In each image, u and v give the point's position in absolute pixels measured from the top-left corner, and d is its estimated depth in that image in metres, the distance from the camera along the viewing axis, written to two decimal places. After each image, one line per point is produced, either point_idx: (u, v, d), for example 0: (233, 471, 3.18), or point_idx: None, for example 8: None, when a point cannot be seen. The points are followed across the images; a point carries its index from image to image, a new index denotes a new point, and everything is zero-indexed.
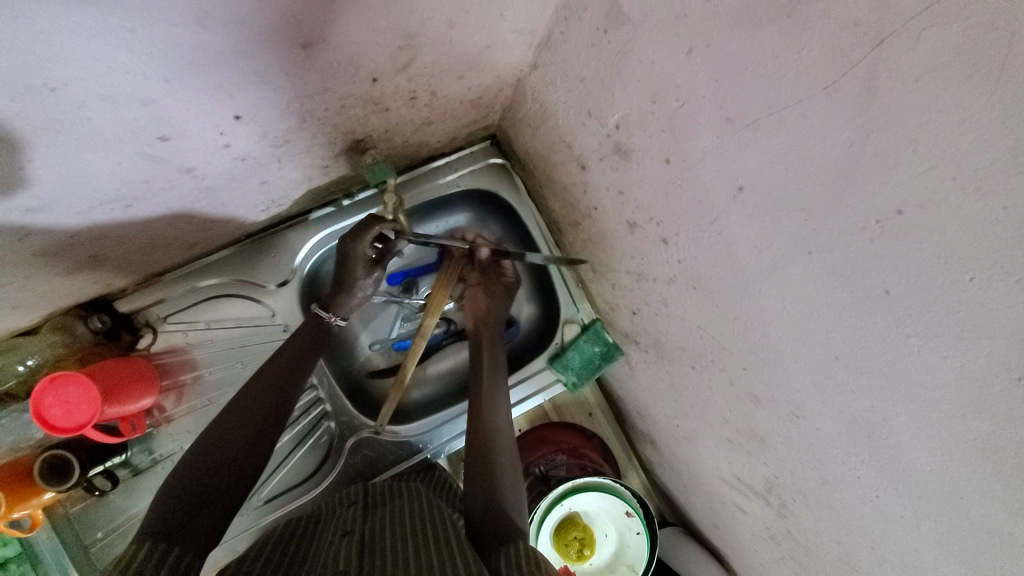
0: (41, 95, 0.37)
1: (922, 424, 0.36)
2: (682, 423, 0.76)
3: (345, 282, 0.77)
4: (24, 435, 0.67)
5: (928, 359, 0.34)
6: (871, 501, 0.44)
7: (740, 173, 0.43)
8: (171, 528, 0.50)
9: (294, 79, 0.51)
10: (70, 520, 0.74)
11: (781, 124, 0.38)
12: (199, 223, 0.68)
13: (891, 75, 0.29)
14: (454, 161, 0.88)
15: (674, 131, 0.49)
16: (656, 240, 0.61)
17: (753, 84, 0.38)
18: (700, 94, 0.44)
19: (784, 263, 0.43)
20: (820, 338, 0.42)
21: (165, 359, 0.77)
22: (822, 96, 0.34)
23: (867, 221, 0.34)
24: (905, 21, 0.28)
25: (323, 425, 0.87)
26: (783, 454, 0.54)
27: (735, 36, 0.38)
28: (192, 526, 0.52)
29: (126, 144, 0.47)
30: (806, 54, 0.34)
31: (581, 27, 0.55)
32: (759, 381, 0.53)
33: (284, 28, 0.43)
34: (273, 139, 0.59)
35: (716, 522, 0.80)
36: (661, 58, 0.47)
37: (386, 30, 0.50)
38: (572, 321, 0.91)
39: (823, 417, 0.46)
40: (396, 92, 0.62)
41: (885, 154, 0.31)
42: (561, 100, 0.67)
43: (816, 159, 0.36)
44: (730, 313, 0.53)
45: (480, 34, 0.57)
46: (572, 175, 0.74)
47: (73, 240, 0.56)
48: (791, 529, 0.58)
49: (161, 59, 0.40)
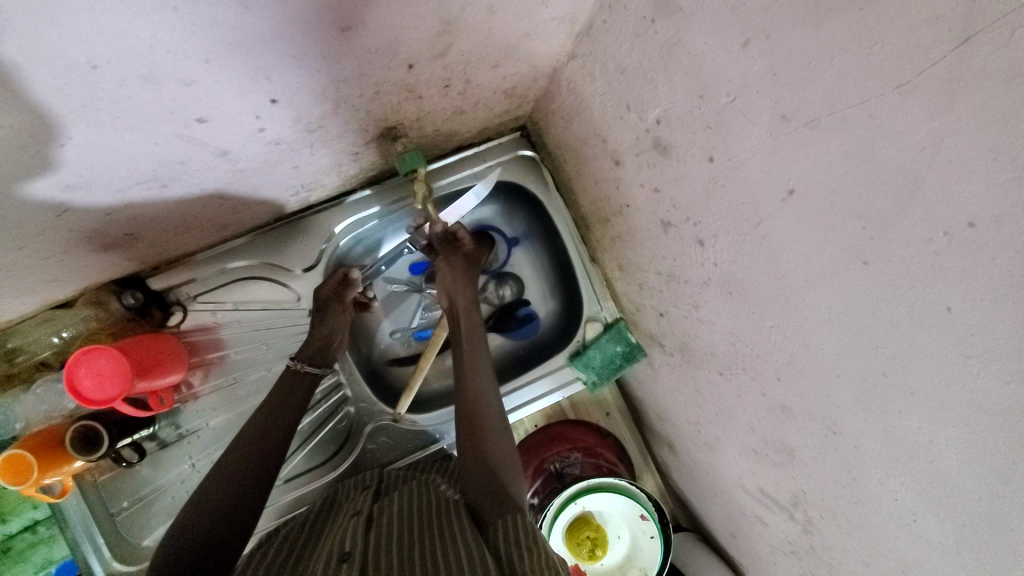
0: (84, 73, 0.37)
1: (975, 450, 0.34)
2: (705, 429, 0.74)
3: (328, 301, 0.78)
4: (57, 405, 0.70)
5: (988, 383, 0.31)
6: (907, 525, 0.42)
7: (791, 175, 0.41)
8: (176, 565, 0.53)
9: (330, 63, 0.50)
10: (99, 488, 0.77)
11: (843, 124, 0.35)
12: (230, 205, 0.68)
13: (974, 76, 0.27)
14: (483, 151, 0.87)
15: (721, 129, 0.47)
16: (691, 242, 0.59)
17: (815, 80, 0.36)
18: (753, 90, 0.42)
19: (834, 272, 0.40)
20: (869, 354, 0.40)
21: (194, 337, 0.80)
22: (894, 95, 0.31)
23: (933, 232, 0.32)
24: (993, 20, 0.26)
25: (343, 409, 0.89)
26: (815, 469, 0.52)
27: (798, 28, 0.36)
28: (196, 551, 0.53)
29: (164, 125, 0.47)
30: (878, 50, 0.31)
31: (626, 15, 0.53)
32: (794, 393, 0.51)
33: (325, 10, 0.42)
34: (307, 123, 0.59)
35: (733, 532, 0.78)
36: (712, 50, 0.45)
37: (426, 15, 0.48)
38: (595, 319, 0.89)
39: (863, 434, 0.43)
40: (431, 80, 0.61)
41: (960, 162, 0.29)
42: (598, 92, 0.65)
43: (881, 164, 0.34)
44: (768, 321, 0.51)
45: (521, 21, 0.56)
46: (605, 170, 0.72)
47: (111, 218, 0.57)
48: (816, 546, 0.56)
49: (203, 40, 0.39)
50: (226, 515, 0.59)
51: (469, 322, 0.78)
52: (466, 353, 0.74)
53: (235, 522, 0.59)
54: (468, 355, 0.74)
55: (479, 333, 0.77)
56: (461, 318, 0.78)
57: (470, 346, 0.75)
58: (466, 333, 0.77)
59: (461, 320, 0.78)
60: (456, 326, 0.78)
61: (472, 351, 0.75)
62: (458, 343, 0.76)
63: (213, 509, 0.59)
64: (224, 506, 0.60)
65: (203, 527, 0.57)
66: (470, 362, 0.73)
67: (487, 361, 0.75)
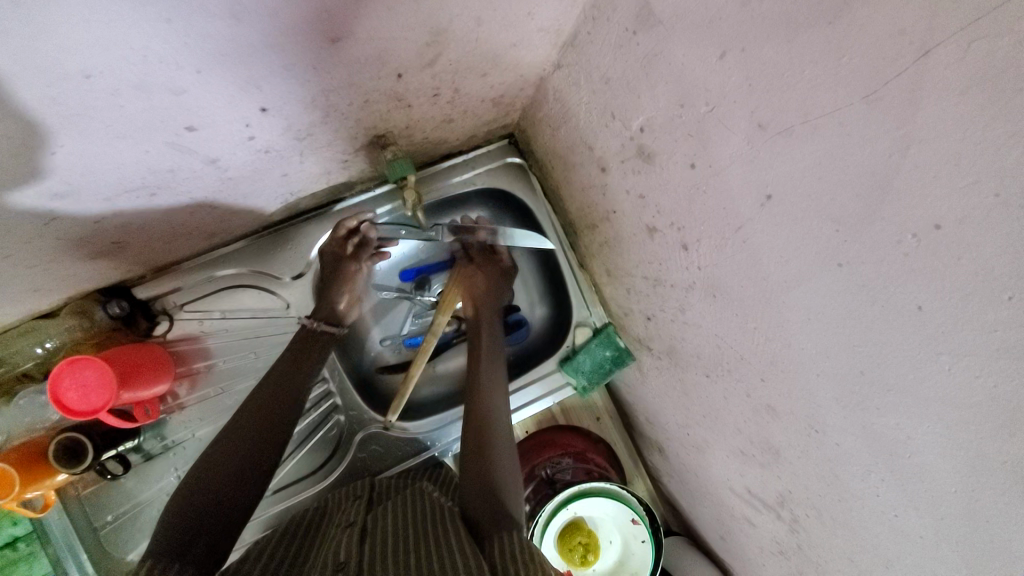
0: (75, 82, 0.37)
1: (949, 444, 0.35)
2: (694, 432, 0.75)
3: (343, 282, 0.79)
4: (40, 417, 0.68)
5: (958, 378, 0.33)
6: (889, 520, 0.43)
7: (769, 181, 0.43)
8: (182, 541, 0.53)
9: (320, 73, 0.51)
10: (82, 502, 0.76)
11: (816, 132, 0.37)
12: (218, 213, 0.68)
13: (937, 86, 0.29)
14: (472, 159, 0.88)
15: (701, 137, 0.49)
16: (676, 246, 0.61)
17: (789, 90, 0.38)
18: (731, 99, 0.44)
19: (810, 274, 0.42)
20: (846, 353, 0.41)
21: (181, 346, 0.79)
22: (862, 104, 0.33)
23: (902, 235, 0.33)
24: (953, 32, 0.27)
25: (333, 418, 0.88)
26: (800, 468, 0.53)
27: (771, 41, 0.38)
28: (200, 540, 0.54)
29: (154, 134, 0.47)
30: (846, 61, 0.33)
31: (609, 27, 0.55)
32: (777, 393, 0.52)
33: (317, 22, 0.43)
34: (296, 132, 0.59)
35: (723, 533, 0.79)
36: (691, 62, 0.46)
37: (415, 27, 0.50)
38: (584, 324, 0.90)
39: (845, 432, 0.45)
40: (420, 89, 0.62)
41: (926, 168, 0.31)
42: (583, 101, 0.66)
43: (852, 168, 0.35)
44: (751, 323, 0.52)
45: (508, 32, 0.57)
46: (592, 177, 0.74)
47: (98, 226, 0.57)
48: (803, 545, 0.57)
49: (194, 50, 0.40)
50: (224, 511, 0.58)
51: (486, 330, 0.82)
52: (484, 364, 0.77)
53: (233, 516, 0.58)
54: (489, 360, 0.77)
55: (496, 343, 0.81)
56: (484, 327, 0.82)
57: (489, 355, 0.79)
58: (488, 343, 0.81)
59: (484, 330, 0.82)
60: (478, 335, 0.82)
61: (490, 362, 0.78)
62: (477, 350, 0.80)
63: (199, 507, 0.57)
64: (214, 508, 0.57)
65: (198, 522, 0.55)
66: (487, 373, 0.76)
67: (501, 371, 0.77)
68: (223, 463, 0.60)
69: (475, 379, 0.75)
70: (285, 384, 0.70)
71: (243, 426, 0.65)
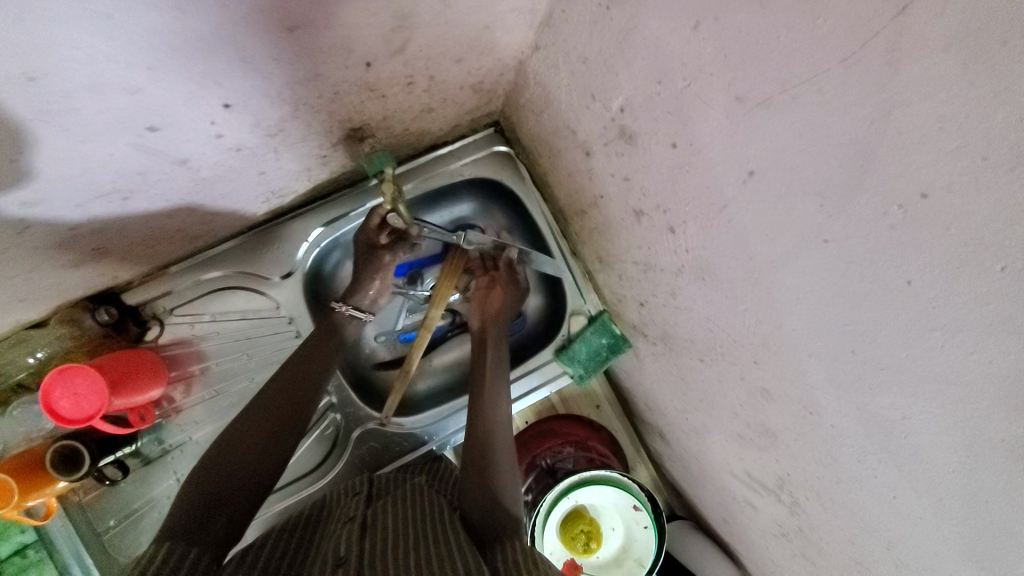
0: (23, 85, 0.36)
1: (946, 423, 0.34)
2: (692, 417, 0.74)
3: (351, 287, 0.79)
4: (35, 425, 0.69)
5: (952, 355, 0.31)
6: (889, 501, 0.42)
7: (750, 156, 0.41)
8: (193, 529, 0.52)
9: (284, 65, 0.49)
10: (84, 508, 0.76)
11: (796, 102, 0.35)
12: (199, 215, 0.67)
13: (915, 44, 0.27)
14: (458, 149, 0.86)
15: (681, 114, 0.47)
16: (663, 229, 0.59)
17: (764, 59, 0.36)
18: (708, 72, 0.42)
19: (797, 251, 0.40)
20: (837, 332, 0.40)
21: (172, 350, 0.78)
22: (840, 68, 0.31)
23: (887, 207, 0.31)
24: None
25: (329, 416, 0.87)
26: (797, 451, 0.51)
27: (744, 7, 0.36)
28: None
29: (116, 135, 0.46)
30: (823, 22, 0.31)
31: (582, 3, 0.53)
32: (770, 375, 0.51)
33: (272, 10, 0.42)
34: (266, 128, 0.58)
35: (726, 517, 0.78)
36: (666, 35, 0.44)
37: (378, 11, 0.48)
38: (579, 312, 0.89)
39: (839, 414, 0.43)
40: (393, 77, 0.60)
41: (909, 133, 0.29)
42: (563, 83, 0.64)
43: (835, 138, 0.33)
44: (741, 305, 0.51)
45: (478, 14, 0.55)
46: (577, 162, 0.72)
47: (75, 232, 0.56)
48: (804, 528, 0.56)
49: (144, 45, 0.39)
50: (229, 509, 0.57)
51: (492, 341, 0.82)
52: (490, 381, 0.76)
53: (240, 513, 0.58)
54: (494, 374, 0.77)
55: (501, 355, 0.81)
56: (490, 345, 0.81)
57: (494, 370, 0.78)
58: (494, 357, 0.80)
59: (490, 348, 0.81)
60: (484, 348, 0.81)
61: (495, 377, 0.77)
62: (481, 364, 0.79)
63: (202, 503, 0.56)
64: (217, 507, 0.56)
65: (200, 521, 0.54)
66: (489, 386, 0.75)
67: (501, 384, 0.76)
68: (217, 465, 0.60)
69: (478, 391, 0.75)
70: (278, 385, 0.70)
71: (235, 429, 0.65)
